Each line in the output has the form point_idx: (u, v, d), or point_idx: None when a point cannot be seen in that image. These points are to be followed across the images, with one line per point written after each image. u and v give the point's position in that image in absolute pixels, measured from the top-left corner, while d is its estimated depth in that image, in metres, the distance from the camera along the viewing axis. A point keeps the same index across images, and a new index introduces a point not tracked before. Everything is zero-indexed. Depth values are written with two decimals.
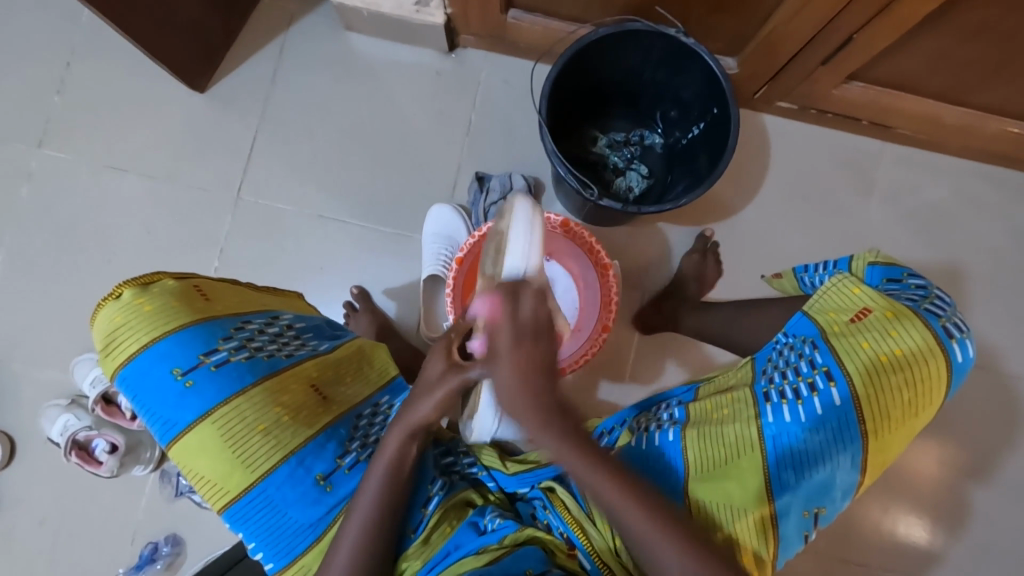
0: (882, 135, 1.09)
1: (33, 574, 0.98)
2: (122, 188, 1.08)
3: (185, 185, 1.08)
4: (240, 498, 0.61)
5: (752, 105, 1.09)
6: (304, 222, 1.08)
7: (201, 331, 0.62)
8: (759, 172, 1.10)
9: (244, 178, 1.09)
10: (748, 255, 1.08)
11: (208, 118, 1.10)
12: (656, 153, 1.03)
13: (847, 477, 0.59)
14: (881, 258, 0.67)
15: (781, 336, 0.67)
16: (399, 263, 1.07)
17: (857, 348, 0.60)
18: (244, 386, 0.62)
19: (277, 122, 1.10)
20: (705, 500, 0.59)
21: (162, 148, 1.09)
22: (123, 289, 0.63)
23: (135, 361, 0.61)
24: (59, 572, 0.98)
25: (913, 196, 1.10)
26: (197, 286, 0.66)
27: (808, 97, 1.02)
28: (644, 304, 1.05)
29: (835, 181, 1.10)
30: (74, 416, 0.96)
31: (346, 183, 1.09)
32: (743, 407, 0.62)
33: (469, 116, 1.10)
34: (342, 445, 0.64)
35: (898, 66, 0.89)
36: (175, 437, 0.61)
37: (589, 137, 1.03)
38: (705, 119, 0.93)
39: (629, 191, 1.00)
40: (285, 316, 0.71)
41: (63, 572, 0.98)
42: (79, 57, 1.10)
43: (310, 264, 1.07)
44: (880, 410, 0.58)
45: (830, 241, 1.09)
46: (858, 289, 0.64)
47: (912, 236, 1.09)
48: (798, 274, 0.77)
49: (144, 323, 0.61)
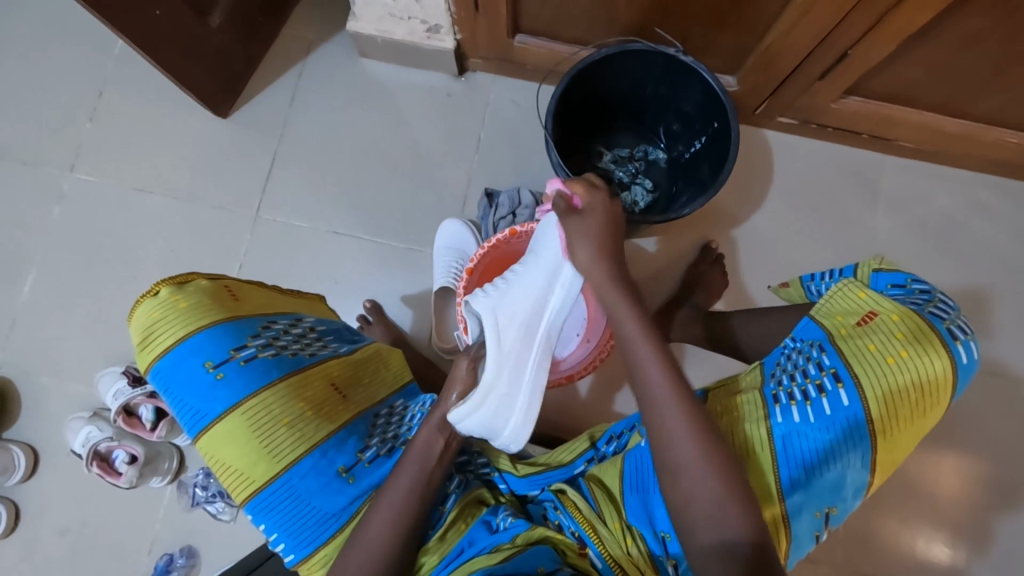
0: (882, 146, 1.12)
1: None
2: (149, 209, 1.12)
3: (206, 204, 1.13)
4: (264, 489, 0.62)
5: (753, 121, 1.13)
6: (320, 238, 1.12)
7: (232, 328, 0.65)
8: (762, 184, 1.12)
9: (263, 197, 1.13)
10: (754, 265, 1.10)
11: (230, 141, 1.15)
12: (660, 167, 1.06)
13: (857, 477, 0.59)
14: (886, 265, 0.68)
15: (789, 341, 0.68)
16: (411, 275, 1.11)
17: (865, 350, 0.60)
18: (270, 380, 0.64)
19: (295, 143, 1.15)
20: None
21: (187, 169, 1.14)
22: (160, 288, 0.66)
23: (169, 355, 0.63)
24: None
25: (917, 206, 1.12)
26: (227, 286, 0.69)
27: (807, 110, 1.05)
28: (651, 314, 1.07)
29: (838, 193, 1.12)
30: (96, 428, 0.99)
31: (361, 201, 1.13)
32: (753, 408, 0.63)
33: (479, 135, 1.14)
34: (363, 440, 0.66)
35: (894, 79, 0.93)
36: (204, 427, 0.62)
37: (594, 152, 1.06)
38: (706, 132, 0.95)
39: (635, 204, 1.02)
40: (308, 319, 0.74)
41: None
42: (111, 87, 1.17)
43: (325, 278, 1.11)
44: (888, 411, 0.58)
45: (836, 252, 1.10)
46: (863, 294, 0.64)
47: (917, 245, 1.10)
48: (804, 283, 0.79)
49: (179, 318, 0.64)
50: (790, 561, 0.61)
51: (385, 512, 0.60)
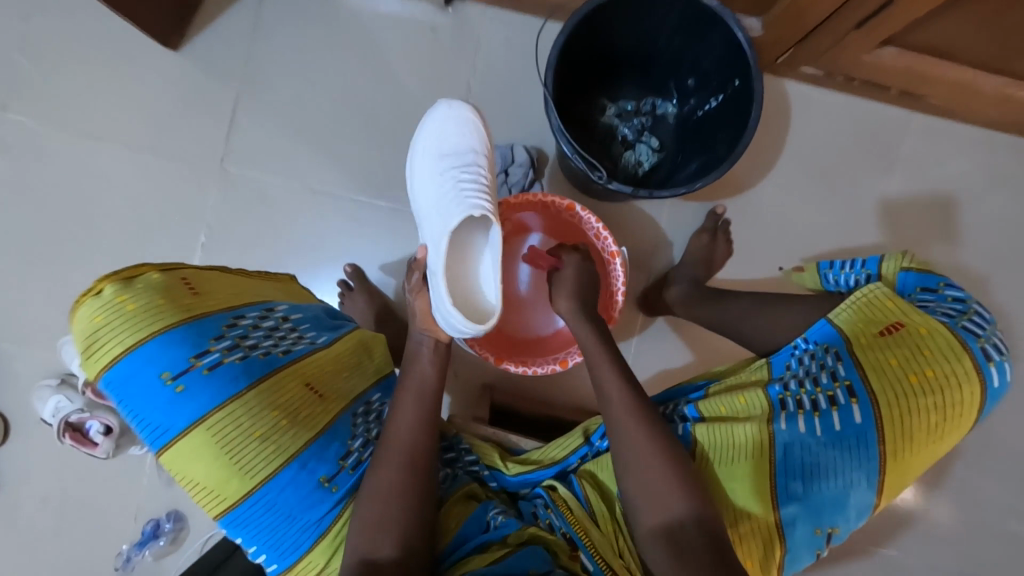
0: (910, 104, 1.02)
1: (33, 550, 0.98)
2: (99, 158, 1.01)
3: (164, 155, 1.01)
4: (239, 505, 0.58)
5: (774, 71, 1.02)
6: (294, 195, 1.02)
7: (192, 332, 0.57)
8: (776, 143, 1.04)
9: (227, 147, 1.02)
10: (761, 233, 1.04)
11: (185, 81, 1.02)
12: (668, 124, 0.96)
13: (862, 497, 0.56)
14: (915, 265, 0.66)
15: (800, 341, 0.65)
16: (395, 239, 1.03)
17: (885, 365, 0.57)
18: (239, 390, 0.57)
19: (261, 84, 1.02)
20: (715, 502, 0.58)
21: (138, 112, 1.01)
22: (102, 285, 0.57)
23: (118, 366, 0.55)
24: (60, 550, 0.98)
25: (938, 171, 1.04)
26: (184, 278, 0.61)
27: (835, 62, 0.94)
28: (649, 284, 1.02)
29: (857, 154, 1.04)
30: (65, 398, 0.95)
31: (338, 153, 1.03)
32: (757, 411, 0.60)
33: (469, 80, 1.02)
34: (344, 445, 0.64)
35: (939, 30, 0.82)
36: (166, 445, 0.56)
37: (597, 105, 0.95)
38: (724, 92, 0.84)
39: (639, 165, 0.93)
40: (280, 308, 0.69)
41: (65, 549, 0.98)
42: (40, 10, 1.00)
43: (301, 240, 1.02)
44: (903, 432, 0.55)
45: (848, 219, 1.04)
46: (893, 303, 0.60)
47: (933, 214, 1.04)
48: (821, 270, 0.76)
49: (128, 324, 0.55)
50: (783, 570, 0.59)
51: (375, 506, 0.61)
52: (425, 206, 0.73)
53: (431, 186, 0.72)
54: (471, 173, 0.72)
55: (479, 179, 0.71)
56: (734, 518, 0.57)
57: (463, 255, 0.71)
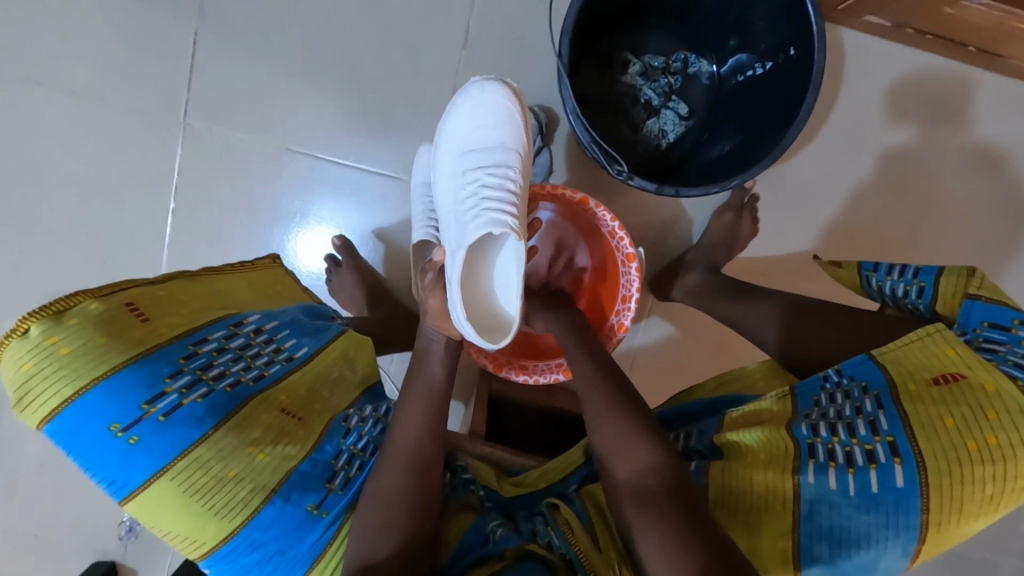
0: (983, 62, 0.88)
1: (25, 527, 0.96)
2: (44, 111, 0.88)
3: (118, 107, 0.88)
4: (219, 548, 0.55)
5: (830, 18, 0.86)
6: (272, 158, 0.91)
7: (141, 372, 0.51)
8: (822, 106, 0.90)
9: (191, 99, 0.89)
10: (793, 210, 0.93)
11: (135, 16, 0.86)
12: (700, 85, 0.81)
13: (894, 562, 0.52)
14: (988, 290, 0.56)
15: (836, 375, 0.59)
16: (387, 209, 0.94)
17: (937, 424, 0.51)
18: (205, 432, 0.53)
19: (225, 23, 0.87)
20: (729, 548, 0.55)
21: (82, 55, 0.87)
22: (28, 324, 0.50)
23: (59, 419, 0.49)
24: (53, 527, 0.97)
25: (1003, 142, 0.92)
26: (129, 303, 0.54)
27: (908, 13, 0.78)
28: (664, 265, 0.94)
29: (913, 121, 0.91)
30: None
31: (320, 108, 0.90)
32: (781, 456, 0.55)
33: (468, 22, 0.88)
34: (329, 468, 0.60)
35: None
36: (127, 497, 0.52)
37: (620, 59, 0.80)
38: (774, 59, 0.72)
39: (662, 136, 0.81)
40: (250, 319, 0.62)
41: (59, 525, 0.97)
42: None
43: (283, 209, 0.93)
44: (951, 503, 0.50)
45: (894, 196, 0.93)
46: (954, 350, 0.53)
47: (990, 192, 0.93)
48: (863, 272, 0.67)
49: (65, 371, 0.49)
50: None
51: (378, 515, 0.59)
52: (445, 200, 0.68)
53: (452, 184, 0.68)
54: (496, 175, 0.66)
55: (507, 180, 0.66)
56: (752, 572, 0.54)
57: (484, 257, 0.66)
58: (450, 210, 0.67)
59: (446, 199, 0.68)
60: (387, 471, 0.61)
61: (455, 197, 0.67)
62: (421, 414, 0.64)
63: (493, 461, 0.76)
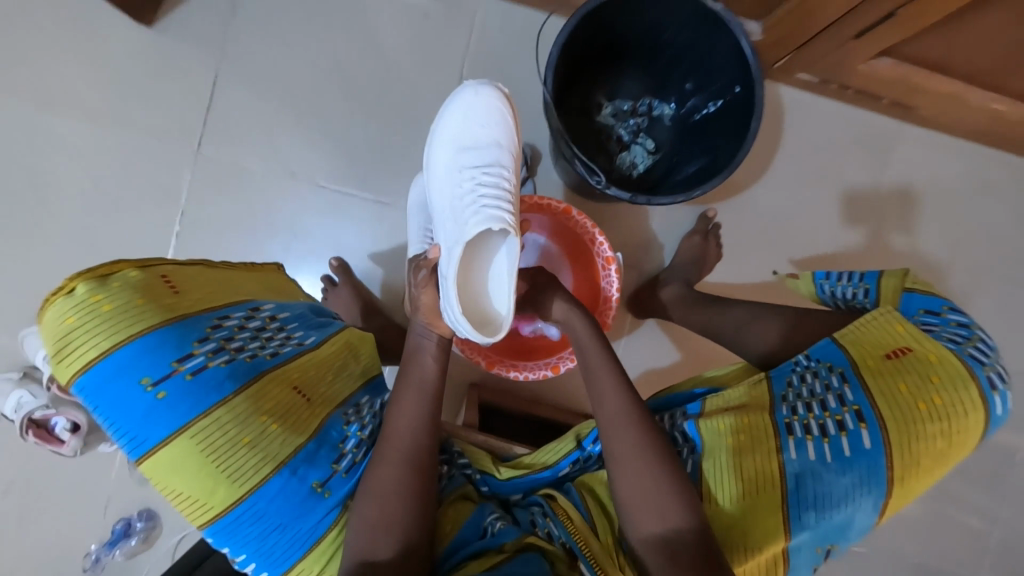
0: (899, 114, 1.03)
1: None
2: (63, 138, 0.94)
3: (136, 136, 0.96)
4: (226, 514, 0.57)
5: (769, 76, 1.02)
6: (277, 184, 0.98)
7: (172, 335, 0.55)
8: (769, 147, 1.04)
9: (205, 131, 0.97)
10: (751, 237, 1.04)
11: (158, 59, 0.96)
12: (664, 125, 0.95)
13: (865, 519, 0.58)
14: (919, 285, 0.66)
15: (804, 360, 0.65)
16: (383, 233, 1.01)
17: (895, 391, 0.58)
18: (225, 396, 0.56)
19: (242, 65, 0.97)
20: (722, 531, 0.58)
21: (107, 89, 0.95)
22: (75, 284, 0.54)
23: (94, 371, 0.53)
24: (22, 549, 0.94)
25: (924, 181, 1.06)
26: (164, 276, 0.59)
27: (831, 70, 0.94)
28: (640, 285, 1.02)
29: (846, 162, 1.05)
30: (29, 392, 0.90)
31: (324, 141, 0.99)
32: (764, 436, 0.59)
33: (462, 70, 1.01)
34: (335, 449, 0.63)
35: (936, 43, 0.82)
36: (146, 454, 0.55)
37: (594, 102, 0.93)
38: (724, 97, 0.83)
39: (633, 167, 0.93)
40: (266, 307, 0.66)
41: (28, 548, 0.94)
42: None
43: (284, 231, 0.99)
44: (912, 458, 0.56)
45: (836, 225, 1.05)
46: (902, 328, 0.61)
47: (917, 223, 1.06)
48: (817, 280, 0.74)
49: (103, 326, 0.53)
50: None
51: (378, 503, 0.61)
52: (442, 199, 0.71)
53: (449, 183, 0.71)
54: (491, 175, 0.70)
55: (502, 180, 0.70)
56: (747, 549, 0.57)
57: (479, 258, 0.69)
58: (447, 207, 0.70)
59: (444, 197, 0.71)
60: (383, 464, 0.63)
61: (452, 195, 0.70)
62: (416, 410, 0.66)
63: (489, 447, 0.80)
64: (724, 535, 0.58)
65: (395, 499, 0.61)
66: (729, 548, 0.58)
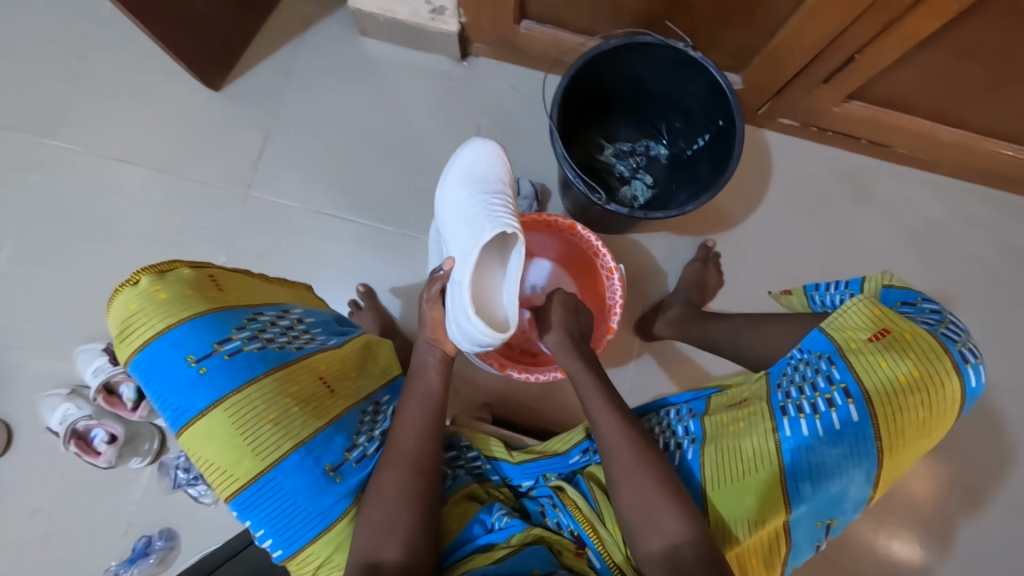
0: (879, 152, 1.12)
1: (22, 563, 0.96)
2: (134, 182, 1.09)
3: (194, 180, 1.10)
4: (249, 487, 0.61)
5: (754, 121, 1.13)
6: (312, 220, 1.09)
7: (214, 321, 0.63)
8: (760, 184, 1.13)
9: (254, 175, 1.10)
10: (749, 265, 1.10)
11: (220, 115, 1.12)
12: (661, 163, 1.06)
13: (860, 491, 0.60)
14: (895, 281, 0.70)
15: (796, 352, 0.68)
16: (405, 263, 1.09)
17: (876, 367, 0.61)
18: (256, 375, 0.62)
19: (288, 120, 1.12)
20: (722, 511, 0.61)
21: (175, 142, 1.10)
22: (139, 277, 0.64)
23: (149, 348, 0.61)
24: (48, 564, 0.97)
25: (912, 213, 1.13)
26: (211, 276, 0.68)
27: (809, 113, 1.05)
28: (646, 310, 1.07)
29: (834, 196, 1.13)
30: (74, 405, 0.96)
31: (356, 183, 1.11)
32: (760, 420, 0.63)
33: (479, 120, 1.13)
34: (350, 438, 0.66)
35: (897, 85, 0.93)
36: (186, 424, 0.61)
37: (596, 144, 1.05)
38: (710, 131, 0.95)
39: (635, 199, 1.03)
40: (295, 311, 0.74)
41: (53, 564, 0.97)
42: (96, 52, 1.12)
43: (316, 261, 1.08)
44: (897, 429, 0.59)
45: (830, 254, 1.11)
46: (879, 311, 0.64)
47: (911, 251, 1.12)
48: (809, 292, 0.80)
49: (160, 310, 0.62)
50: (786, 566, 0.63)
51: (397, 488, 0.64)
52: (451, 225, 0.79)
53: (461, 203, 0.78)
54: (495, 198, 0.76)
55: (504, 203, 0.76)
56: (749, 526, 0.60)
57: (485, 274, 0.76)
58: (455, 229, 0.77)
59: (453, 222, 0.78)
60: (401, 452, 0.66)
61: (459, 220, 0.77)
62: (427, 412, 0.69)
63: (500, 437, 0.87)
64: (725, 516, 0.61)
65: (405, 493, 0.63)
66: (731, 527, 0.61)
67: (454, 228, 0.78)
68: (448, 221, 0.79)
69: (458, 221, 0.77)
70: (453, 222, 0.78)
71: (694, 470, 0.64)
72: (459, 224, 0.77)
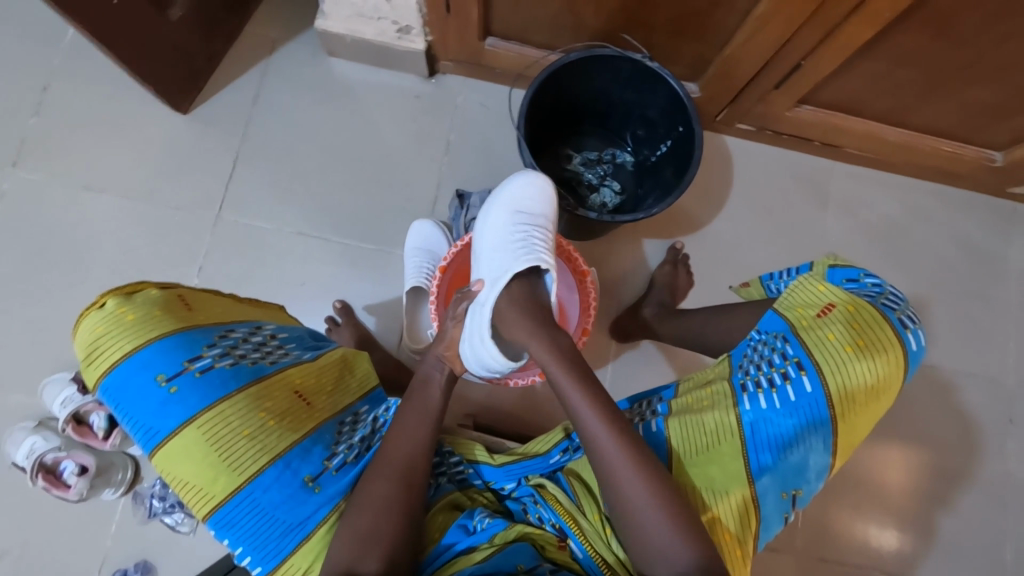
0: (831, 153, 1.18)
1: None
2: (101, 208, 1.07)
3: (164, 204, 1.09)
4: (226, 503, 0.61)
5: (714, 127, 1.18)
6: (285, 239, 1.09)
7: (184, 339, 0.63)
8: (722, 187, 1.18)
9: (225, 196, 1.10)
10: (717, 265, 1.14)
11: (190, 139, 1.12)
12: (627, 170, 1.09)
13: (820, 459, 0.63)
14: (840, 261, 0.72)
15: (754, 333, 0.71)
16: (381, 277, 1.10)
17: (825, 340, 0.64)
18: (228, 392, 0.62)
19: (258, 141, 1.13)
20: (691, 483, 0.64)
21: (143, 167, 1.10)
22: (105, 300, 0.64)
23: (118, 369, 0.61)
24: None
25: (866, 209, 1.19)
26: (180, 296, 0.67)
27: (763, 118, 1.10)
28: (621, 312, 1.10)
29: (793, 196, 1.19)
30: (42, 438, 0.93)
31: (329, 201, 1.12)
32: (722, 397, 0.66)
33: (449, 135, 1.15)
34: (329, 448, 0.66)
35: (842, 89, 0.99)
36: (159, 445, 0.61)
37: (564, 154, 1.08)
38: (671, 136, 0.99)
39: (604, 206, 1.05)
40: (268, 327, 0.73)
41: None
42: (58, 80, 1.11)
43: (291, 280, 1.08)
44: (848, 396, 0.62)
45: (792, 251, 1.16)
46: (823, 287, 0.68)
47: (867, 245, 1.18)
48: (764, 282, 0.83)
49: (127, 332, 0.62)
50: (760, 541, 0.65)
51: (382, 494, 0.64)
52: (486, 251, 0.82)
53: (497, 229, 0.82)
54: (530, 235, 0.81)
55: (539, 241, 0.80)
56: (715, 496, 0.63)
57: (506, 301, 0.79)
58: (488, 257, 0.81)
59: (487, 250, 0.82)
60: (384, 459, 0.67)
61: (493, 248, 0.81)
62: (408, 417, 0.70)
63: (482, 441, 0.88)
64: (695, 490, 0.64)
65: (391, 500, 0.64)
66: (700, 500, 0.63)
67: (486, 255, 0.82)
68: (482, 246, 0.83)
69: (493, 248, 0.81)
70: (487, 249, 0.82)
71: (661, 442, 0.67)
72: (494, 251, 0.81)
